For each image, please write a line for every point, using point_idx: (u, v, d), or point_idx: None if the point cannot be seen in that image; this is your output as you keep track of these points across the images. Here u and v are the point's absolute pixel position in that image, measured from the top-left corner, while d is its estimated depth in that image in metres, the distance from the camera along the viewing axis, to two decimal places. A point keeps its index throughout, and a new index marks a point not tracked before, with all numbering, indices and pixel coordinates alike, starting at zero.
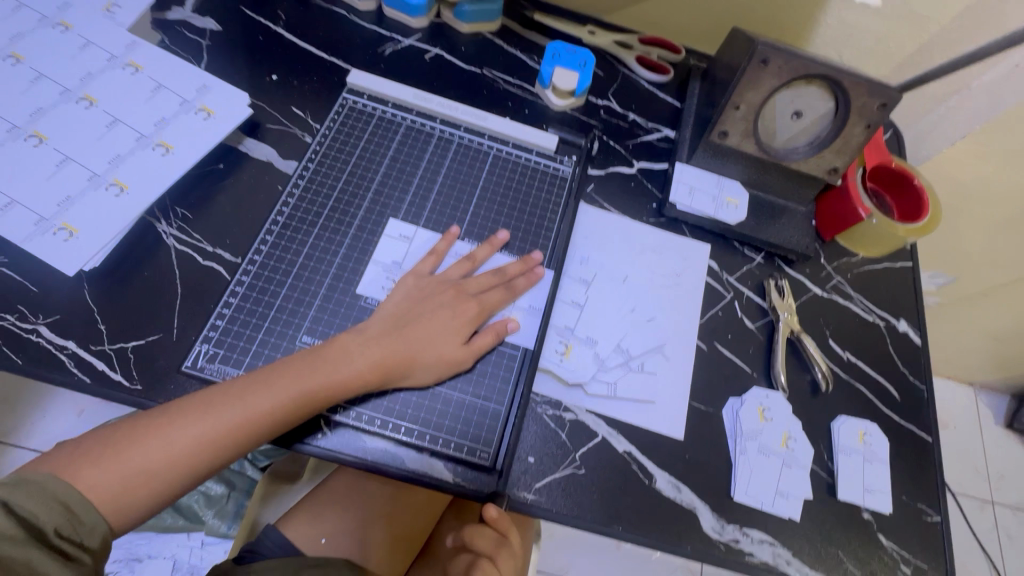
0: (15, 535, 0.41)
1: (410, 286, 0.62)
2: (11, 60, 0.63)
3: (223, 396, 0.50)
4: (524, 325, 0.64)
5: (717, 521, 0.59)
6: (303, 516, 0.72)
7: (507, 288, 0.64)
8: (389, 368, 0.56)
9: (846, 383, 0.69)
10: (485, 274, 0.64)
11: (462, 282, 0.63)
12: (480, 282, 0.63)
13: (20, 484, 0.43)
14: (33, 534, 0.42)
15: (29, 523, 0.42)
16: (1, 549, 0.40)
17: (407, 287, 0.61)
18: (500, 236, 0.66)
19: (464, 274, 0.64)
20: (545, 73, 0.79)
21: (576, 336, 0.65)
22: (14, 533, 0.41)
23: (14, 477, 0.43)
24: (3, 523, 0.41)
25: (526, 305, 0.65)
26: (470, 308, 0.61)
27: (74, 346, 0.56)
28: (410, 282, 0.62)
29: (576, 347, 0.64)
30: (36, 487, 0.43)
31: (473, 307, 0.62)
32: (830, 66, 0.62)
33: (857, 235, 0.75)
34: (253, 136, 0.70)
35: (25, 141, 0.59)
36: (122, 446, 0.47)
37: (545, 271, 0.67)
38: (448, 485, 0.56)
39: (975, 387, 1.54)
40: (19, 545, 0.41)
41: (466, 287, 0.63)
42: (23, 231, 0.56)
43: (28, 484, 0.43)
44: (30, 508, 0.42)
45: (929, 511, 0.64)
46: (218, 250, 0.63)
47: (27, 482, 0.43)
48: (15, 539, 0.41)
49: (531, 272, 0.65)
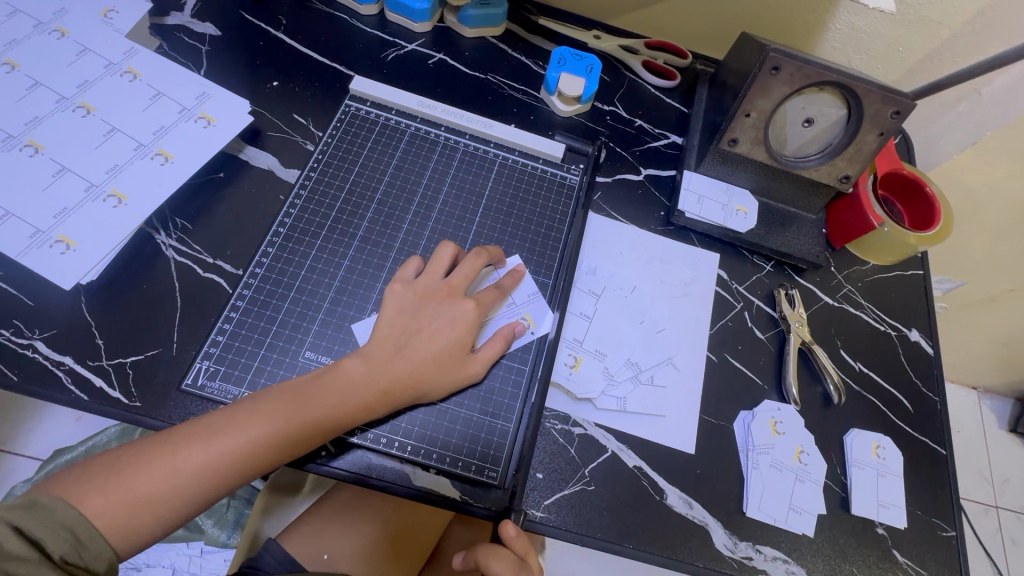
0: (28, 557, 0.40)
1: (397, 296, 0.58)
2: (6, 68, 0.62)
3: (230, 417, 0.49)
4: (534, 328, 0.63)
5: (730, 539, 0.58)
6: (306, 531, 0.71)
7: (498, 288, 0.62)
8: (396, 393, 0.54)
9: (859, 395, 0.68)
10: (466, 264, 0.61)
11: (448, 281, 0.60)
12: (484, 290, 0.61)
13: (31, 508, 0.42)
14: (43, 558, 0.40)
15: (40, 546, 0.41)
16: (15, 571, 0.39)
17: (398, 296, 0.58)
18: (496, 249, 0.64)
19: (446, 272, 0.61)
20: (550, 79, 0.77)
21: (585, 348, 0.64)
22: (27, 556, 0.40)
23: (26, 500, 0.42)
24: (16, 546, 0.39)
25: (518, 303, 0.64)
26: (470, 311, 0.59)
27: (71, 361, 0.54)
28: (396, 290, 0.59)
29: (586, 360, 0.63)
30: (44, 511, 0.42)
31: (472, 307, 0.59)
32: (843, 73, 0.61)
33: (869, 243, 0.74)
34: (254, 144, 0.69)
35: (20, 151, 0.58)
36: (128, 472, 0.45)
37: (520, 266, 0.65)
38: (457, 503, 0.55)
39: (980, 391, 1.53)
40: (32, 569, 0.40)
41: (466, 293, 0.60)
42: (18, 244, 0.54)
43: (39, 508, 0.42)
44: (41, 534, 0.41)
45: (944, 525, 0.63)
46: (219, 262, 0.61)
47: (37, 507, 0.42)
48: (29, 561, 0.40)
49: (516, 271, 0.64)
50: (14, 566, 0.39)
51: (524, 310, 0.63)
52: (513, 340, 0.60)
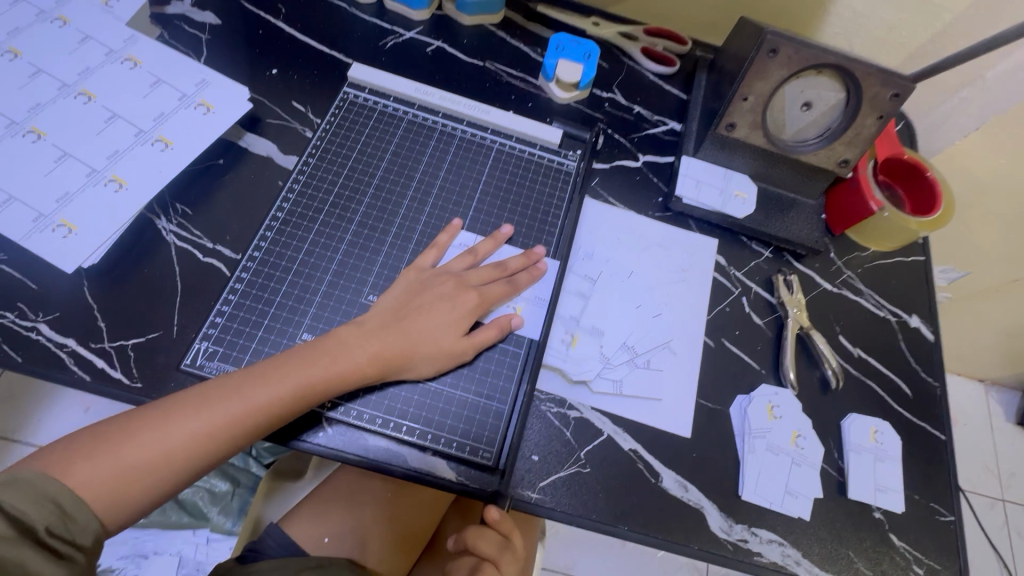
0: (5, 533, 0.40)
1: (409, 279, 0.60)
2: (8, 56, 0.62)
3: (220, 389, 0.50)
4: (528, 316, 0.63)
5: (726, 521, 0.58)
6: (306, 514, 0.72)
7: (509, 283, 0.63)
8: (387, 360, 0.55)
9: (857, 380, 0.67)
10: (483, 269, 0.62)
11: (463, 274, 0.62)
12: (481, 274, 0.62)
13: (9, 483, 0.42)
14: (24, 531, 0.41)
15: (21, 520, 0.41)
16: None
17: (408, 280, 0.60)
18: (503, 231, 0.65)
19: (466, 267, 0.63)
20: (548, 65, 0.77)
21: (581, 326, 0.64)
22: (4, 532, 0.40)
23: (5, 476, 0.42)
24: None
25: (532, 295, 0.64)
26: (470, 298, 0.60)
27: (73, 343, 0.55)
28: (410, 275, 0.60)
29: (582, 338, 0.64)
30: (25, 485, 0.42)
31: (473, 297, 0.60)
32: (841, 55, 0.60)
33: (869, 229, 0.73)
34: (252, 131, 0.69)
35: (23, 137, 0.59)
36: (117, 441, 0.46)
37: (547, 263, 0.66)
38: (452, 484, 0.55)
39: (986, 383, 1.52)
40: (12, 545, 0.40)
41: (467, 278, 0.61)
42: (21, 228, 0.55)
43: (19, 483, 0.42)
44: (21, 507, 0.41)
45: (942, 510, 0.62)
46: (218, 246, 0.62)
47: (18, 481, 0.42)
48: (5, 538, 0.40)
49: (534, 266, 0.65)
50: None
51: (519, 302, 0.64)
52: (509, 330, 0.61)
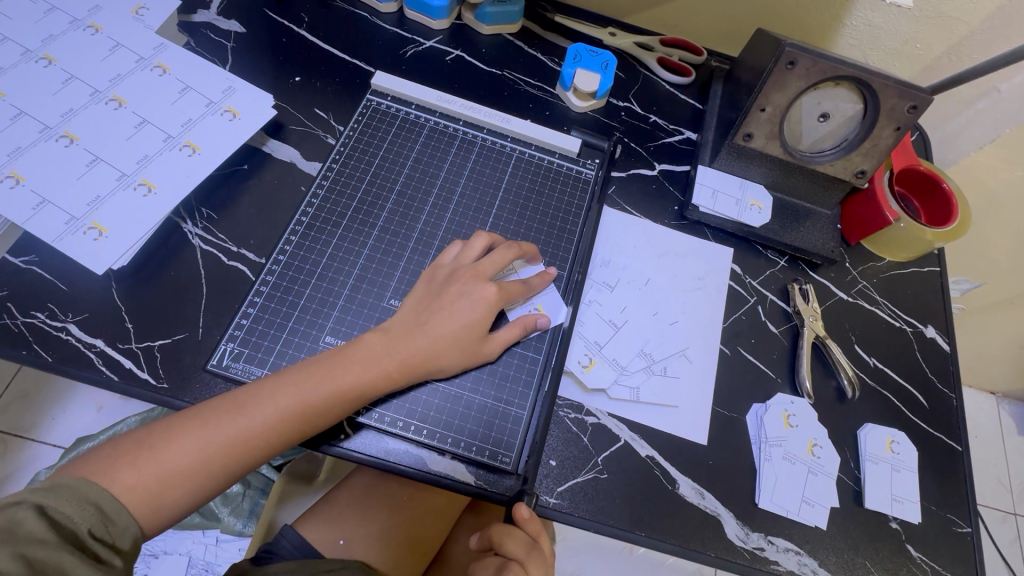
0: (48, 539, 0.40)
1: (429, 280, 0.60)
2: (42, 62, 0.64)
3: (254, 394, 0.51)
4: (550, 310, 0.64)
5: (742, 530, 0.58)
6: (322, 515, 0.72)
7: (524, 284, 0.62)
8: (413, 366, 0.56)
9: (872, 390, 0.68)
10: (498, 253, 0.62)
11: (479, 265, 0.61)
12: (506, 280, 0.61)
13: (53, 489, 0.43)
14: (68, 537, 0.41)
15: (62, 525, 0.41)
16: (34, 553, 0.39)
17: (426, 283, 0.60)
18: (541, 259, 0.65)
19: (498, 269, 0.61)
20: (565, 75, 0.78)
21: (602, 352, 0.64)
22: (47, 538, 0.40)
23: (47, 483, 0.43)
24: (35, 525, 0.40)
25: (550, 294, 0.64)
26: (491, 292, 0.59)
27: (102, 344, 0.56)
28: (430, 274, 0.61)
29: (601, 363, 0.63)
30: (67, 490, 0.43)
31: (494, 291, 0.59)
32: (860, 67, 0.61)
33: (884, 240, 0.74)
34: (276, 137, 0.71)
35: (56, 142, 0.60)
36: (158, 447, 0.47)
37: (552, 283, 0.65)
38: (472, 487, 0.56)
39: (998, 396, 1.51)
40: (52, 550, 0.40)
41: (482, 269, 0.60)
42: (53, 230, 0.56)
43: (60, 488, 0.43)
44: (65, 511, 0.42)
45: (958, 521, 0.62)
46: (243, 250, 0.63)
47: (59, 487, 0.43)
48: (48, 544, 0.40)
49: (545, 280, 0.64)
50: (32, 547, 0.39)
51: (537, 300, 0.64)
52: (533, 329, 0.61)
